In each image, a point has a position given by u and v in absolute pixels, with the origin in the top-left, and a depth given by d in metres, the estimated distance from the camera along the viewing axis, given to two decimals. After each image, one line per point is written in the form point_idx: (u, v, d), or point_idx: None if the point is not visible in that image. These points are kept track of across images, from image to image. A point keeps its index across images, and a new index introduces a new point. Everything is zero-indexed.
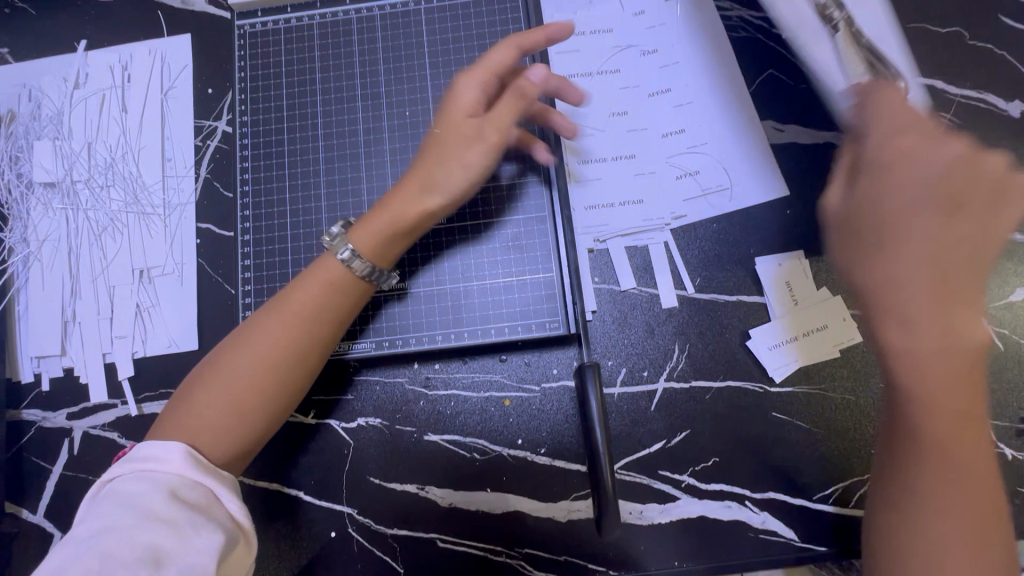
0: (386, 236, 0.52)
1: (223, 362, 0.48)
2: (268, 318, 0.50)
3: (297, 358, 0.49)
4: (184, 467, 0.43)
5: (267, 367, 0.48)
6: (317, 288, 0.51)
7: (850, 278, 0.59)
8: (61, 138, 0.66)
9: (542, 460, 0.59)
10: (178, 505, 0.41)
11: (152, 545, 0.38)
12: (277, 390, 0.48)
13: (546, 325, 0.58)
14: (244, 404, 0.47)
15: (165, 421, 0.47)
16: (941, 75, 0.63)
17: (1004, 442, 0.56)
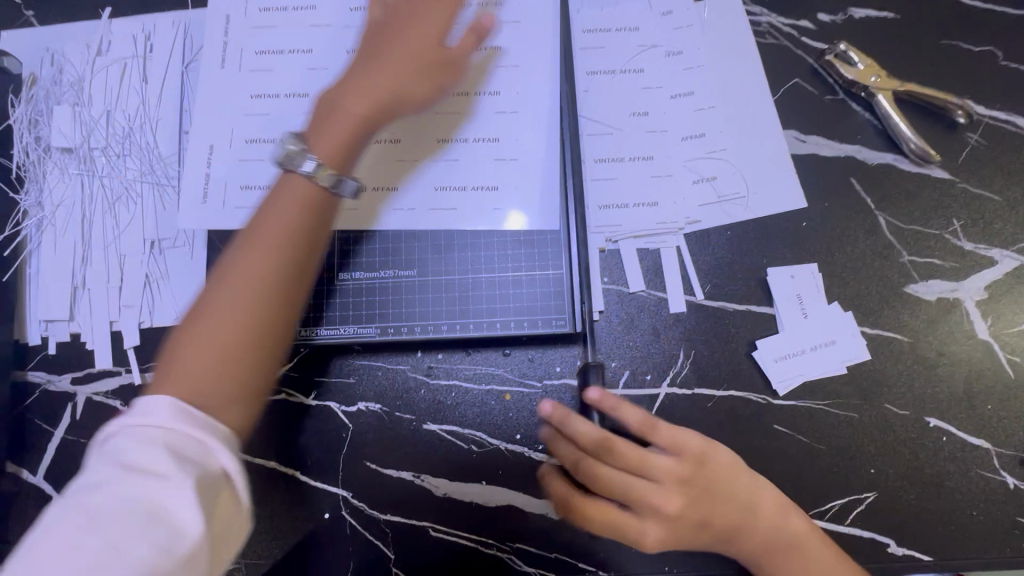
0: (350, 130, 0.51)
1: (216, 294, 0.44)
2: (237, 250, 0.46)
3: (288, 283, 0.45)
4: (171, 419, 0.39)
5: (247, 291, 0.44)
6: (309, 205, 0.48)
7: (860, 295, 0.59)
8: (80, 104, 0.66)
9: (538, 456, 0.58)
10: (174, 462, 0.37)
11: (143, 501, 0.36)
12: (262, 322, 0.44)
13: (553, 323, 0.58)
14: (231, 349, 0.43)
15: (160, 379, 0.42)
16: (971, 93, 0.62)
17: (1008, 471, 0.55)
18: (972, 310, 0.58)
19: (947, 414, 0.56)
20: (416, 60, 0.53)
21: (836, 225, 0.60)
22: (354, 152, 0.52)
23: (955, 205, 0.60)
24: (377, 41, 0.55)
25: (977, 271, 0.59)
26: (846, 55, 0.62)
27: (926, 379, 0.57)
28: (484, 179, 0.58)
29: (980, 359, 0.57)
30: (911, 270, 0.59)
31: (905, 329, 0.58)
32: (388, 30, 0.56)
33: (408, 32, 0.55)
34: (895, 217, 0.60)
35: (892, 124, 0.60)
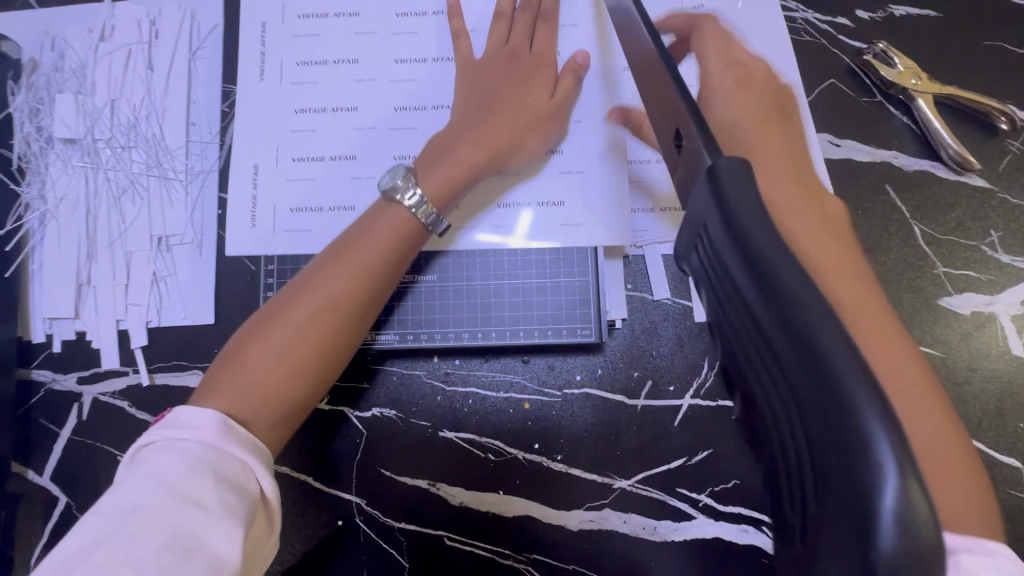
0: (453, 178, 0.53)
1: (297, 310, 0.48)
2: (315, 278, 0.50)
3: (356, 320, 0.50)
4: (216, 439, 0.42)
5: (317, 321, 0.48)
6: (383, 242, 0.51)
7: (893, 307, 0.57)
8: (83, 93, 0.63)
9: (557, 467, 0.57)
10: (219, 487, 0.39)
11: (183, 529, 0.37)
12: (322, 351, 0.48)
13: (575, 331, 0.56)
14: (295, 360, 0.47)
15: (214, 380, 0.46)
16: (1014, 97, 0.59)
17: None
18: (1006, 324, 0.56)
19: (978, 432, 0.55)
20: (522, 119, 0.54)
21: (868, 234, 0.58)
22: (452, 191, 0.53)
23: (994, 215, 0.58)
24: (490, 93, 0.55)
25: (1014, 285, 0.57)
26: (886, 55, 0.59)
27: (959, 396, 0.55)
28: (552, 195, 0.56)
29: (1013, 376, 0.55)
30: (945, 282, 0.57)
31: (938, 344, 0.56)
32: (483, 70, 0.57)
33: (517, 87, 0.56)
34: (931, 227, 0.58)
35: (931, 129, 0.58)
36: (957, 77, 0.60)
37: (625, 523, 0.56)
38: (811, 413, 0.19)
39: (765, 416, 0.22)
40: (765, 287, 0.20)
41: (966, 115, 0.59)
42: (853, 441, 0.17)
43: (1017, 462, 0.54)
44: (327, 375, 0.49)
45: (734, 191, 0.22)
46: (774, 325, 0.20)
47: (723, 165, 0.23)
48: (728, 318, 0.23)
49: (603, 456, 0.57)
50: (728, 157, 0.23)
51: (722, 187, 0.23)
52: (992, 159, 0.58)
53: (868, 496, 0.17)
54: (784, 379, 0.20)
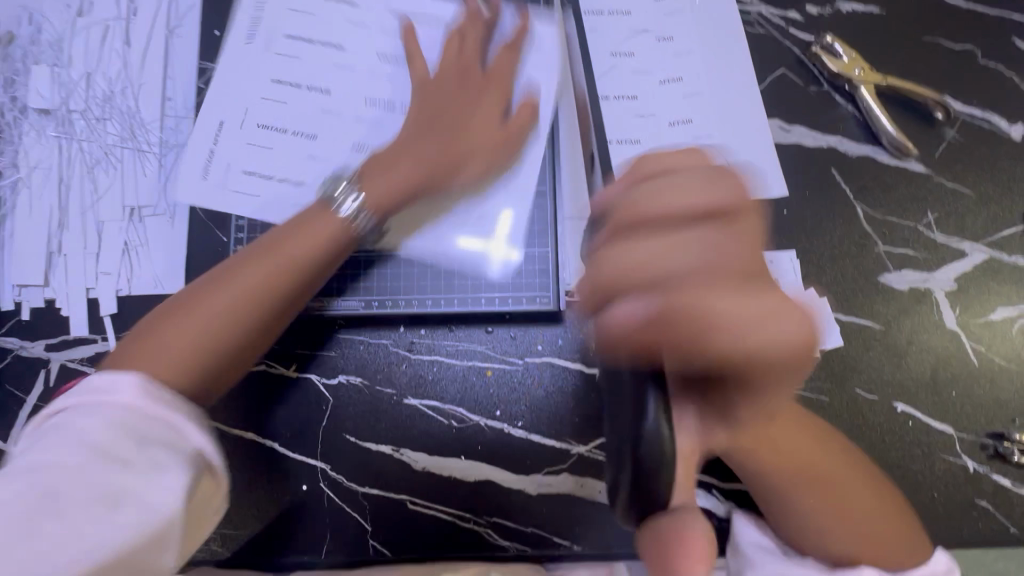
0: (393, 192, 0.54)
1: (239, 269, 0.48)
2: (241, 269, 0.48)
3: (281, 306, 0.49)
4: (138, 399, 0.39)
5: (242, 296, 0.46)
6: (348, 226, 0.52)
7: (838, 283, 0.60)
8: (59, 66, 0.64)
9: (518, 433, 0.59)
10: (149, 447, 0.37)
11: (113, 485, 0.36)
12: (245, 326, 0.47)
13: (536, 300, 0.59)
14: (227, 320, 0.46)
15: (129, 351, 0.44)
16: (951, 87, 0.63)
17: (968, 455, 0.57)
18: (941, 299, 0.60)
19: (914, 400, 0.58)
20: (472, 131, 0.58)
21: (815, 214, 0.61)
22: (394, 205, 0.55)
23: (930, 198, 0.61)
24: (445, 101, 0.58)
25: (948, 263, 0.60)
26: (833, 46, 0.63)
27: (896, 366, 0.59)
28: (524, 158, 0.60)
29: (947, 348, 0.59)
30: (886, 260, 0.60)
31: (878, 317, 0.59)
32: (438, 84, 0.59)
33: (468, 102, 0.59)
34: (873, 208, 0.61)
35: (873, 116, 0.62)
36: (899, 68, 0.64)
37: (581, 487, 0.58)
38: None
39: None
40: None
41: (906, 105, 0.63)
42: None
43: (948, 428, 0.57)
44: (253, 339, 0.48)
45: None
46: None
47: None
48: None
49: (561, 422, 0.59)
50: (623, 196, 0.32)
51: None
52: (930, 145, 0.62)
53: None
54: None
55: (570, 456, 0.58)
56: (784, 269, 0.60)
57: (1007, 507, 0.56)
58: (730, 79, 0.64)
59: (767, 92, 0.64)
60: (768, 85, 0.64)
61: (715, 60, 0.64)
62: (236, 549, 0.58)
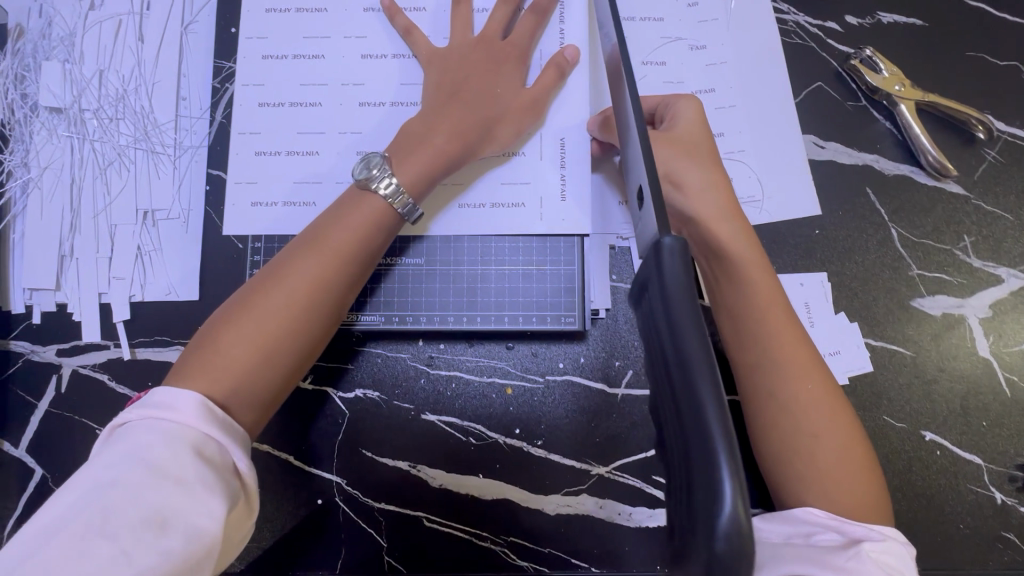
0: (428, 168, 0.52)
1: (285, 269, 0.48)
2: (337, 224, 0.50)
3: (350, 277, 0.49)
4: (191, 418, 0.41)
5: (298, 309, 0.47)
6: (351, 222, 0.50)
7: (868, 306, 0.59)
8: (70, 62, 0.62)
9: (537, 452, 0.58)
10: (197, 462, 0.39)
11: (157, 504, 0.37)
12: (301, 341, 0.47)
13: (560, 319, 0.57)
14: (281, 329, 0.46)
15: (190, 362, 0.45)
16: (994, 106, 0.61)
17: (997, 487, 0.56)
18: (975, 326, 0.58)
19: (943, 429, 0.57)
20: (497, 109, 0.54)
21: (847, 235, 0.60)
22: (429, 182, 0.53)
23: (968, 220, 0.60)
24: (461, 82, 0.55)
25: (984, 289, 0.59)
26: (872, 61, 0.61)
27: (926, 394, 0.57)
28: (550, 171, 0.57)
29: (978, 376, 0.57)
30: (919, 284, 0.59)
31: (909, 343, 0.58)
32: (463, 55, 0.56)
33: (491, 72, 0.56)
34: (907, 230, 0.60)
35: (912, 135, 0.60)
36: (941, 85, 0.61)
37: (600, 508, 0.57)
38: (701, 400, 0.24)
39: (670, 444, 0.28)
40: (679, 353, 0.26)
41: (946, 123, 0.61)
42: (708, 467, 0.23)
43: (977, 459, 0.56)
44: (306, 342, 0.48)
45: (672, 270, 0.28)
46: (679, 379, 0.25)
47: (666, 245, 0.28)
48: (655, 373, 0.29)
49: (582, 442, 0.58)
50: (671, 239, 0.29)
51: (663, 266, 0.28)
52: (969, 166, 0.60)
53: (716, 501, 0.22)
54: (678, 414, 0.25)
55: (591, 477, 0.57)
56: (814, 291, 0.59)
57: None
58: (764, 91, 0.61)
59: (803, 106, 0.62)
60: (804, 99, 0.62)
61: (749, 71, 0.62)
62: (250, 561, 0.57)
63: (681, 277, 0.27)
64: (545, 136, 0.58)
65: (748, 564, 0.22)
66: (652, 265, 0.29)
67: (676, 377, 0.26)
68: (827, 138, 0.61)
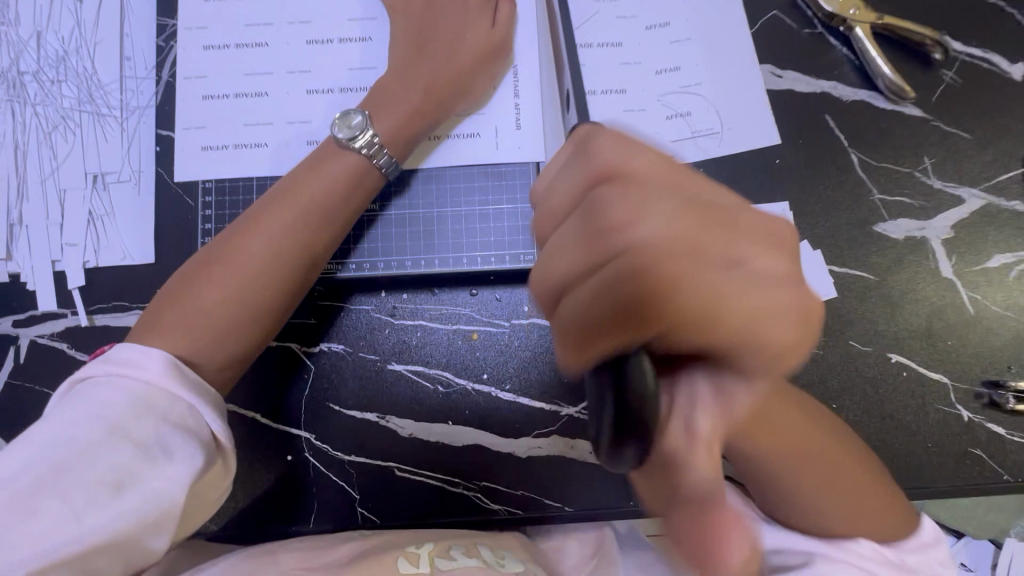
0: (405, 124, 0.52)
1: (257, 223, 0.47)
2: (307, 180, 0.49)
3: (322, 235, 0.49)
4: (160, 378, 0.40)
5: (272, 265, 0.46)
6: (321, 178, 0.49)
7: (831, 234, 0.58)
8: (7, 25, 0.60)
9: (506, 396, 0.57)
10: (163, 428, 0.38)
11: (121, 463, 0.36)
12: (278, 298, 0.47)
13: (519, 257, 0.57)
14: (261, 283, 0.46)
15: (163, 316, 0.44)
16: (950, 25, 0.60)
17: (964, 405, 0.56)
18: (938, 247, 0.58)
19: (909, 351, 0.57)
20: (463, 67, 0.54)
21: (808, 164, 0.59)
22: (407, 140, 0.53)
23: (927, 143, 0.59)
24: (430, 36, 0.54)
25: (946, 210, 0.58)
26: None
27: (892, 317, 0.57)
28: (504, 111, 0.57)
29: (942, 297, 0.57)
30: (881, 209, 0.59)
31: (873, 268, 0.58)
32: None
33: (462, 23, 0.55)
34: (868, 155, 0.59)
35: (868, 58, 0.59)
36: (896, 6, 0.61)
37: (572, 448, 0.57)
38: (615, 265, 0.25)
39: None
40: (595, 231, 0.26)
41: (903, 45, 0.60)
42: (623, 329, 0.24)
43: (944, 378, 0.56)
44: (290, 297, 0.48)
45: None
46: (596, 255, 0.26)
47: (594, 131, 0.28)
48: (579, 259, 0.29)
49: (549, 385, 0.57)
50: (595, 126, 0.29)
51: None
52: (928, 86, 0.60)
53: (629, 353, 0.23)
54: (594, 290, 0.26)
55: (562, 418, 0.57)
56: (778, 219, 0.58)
57: (1000, 454, 0.55)
58: (717, 21, 0.61)
59: (759, 36, 0.61)
60: (759, 27, 0.61)
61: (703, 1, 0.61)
62: (223, 521, 0.57)
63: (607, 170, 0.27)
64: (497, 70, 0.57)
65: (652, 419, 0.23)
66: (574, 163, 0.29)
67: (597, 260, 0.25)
68: (783, 65, 0.60)
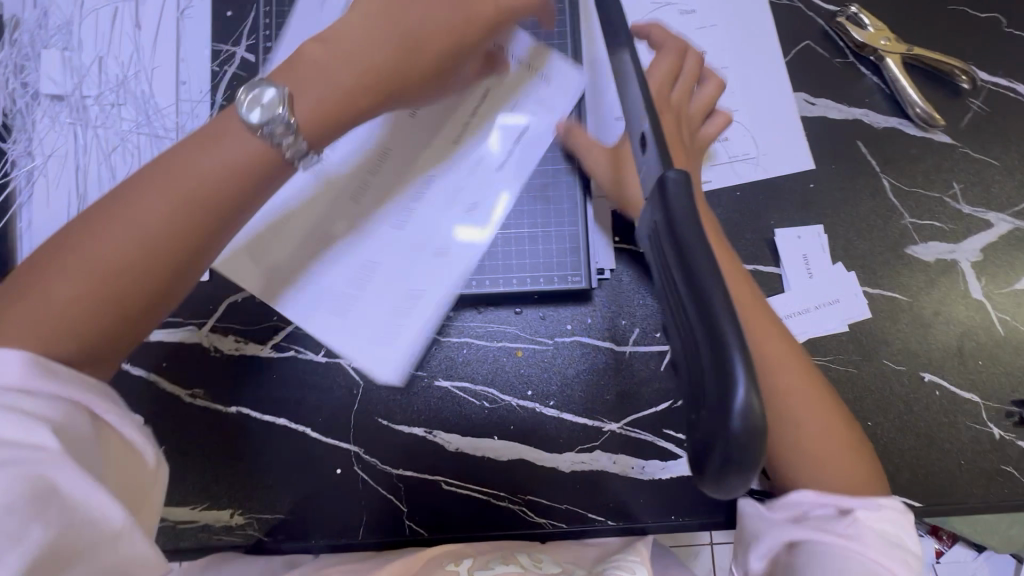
0: (339, 113, 0.45)
1: (138, 208, 0.39)
2: (194, 153, 0.41)
3: (187, 225, 0.40)
4: (25, 377, 0.34)
5: (139, 262, 0.38)
6: (227, 159, 0.41)
7: (864, 256, 0.60)
8: (70, 50, 0.63)
9: (550, 412, 0.59)
10: (8, 426, 0.32)
11: (22, 472, 0.31)
12: (134, 299, 0.38)
13: (568, 279, 0.58)
14: (123, 280, 0.38)
15: (13, 313, 0.36)
16: (976, 56, 0.63)
17: (995, 423, 0.58)
18: (968, 270, 0.60)
19: (941, 370, 0.59)
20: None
21: (841, 189, 0.61)
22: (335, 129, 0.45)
23: (956, 169, 0.61)
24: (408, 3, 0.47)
25: (975, 233, 0.61)
26: (858, 17, 0.63)
27: (924, 338, 0.59)
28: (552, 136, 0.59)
29: (973, 318, 0.59)
30: (912, 232, 0.61)
31: (906, 289, 0.60)
32: None
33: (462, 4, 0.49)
34: (899, 180, 0.61)
35: (899, 88, 0.61)
36: (925, 37, 0.63)
37: (615, 463, 0.59)
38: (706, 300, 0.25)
39: (681, 360, 0.29)
40: (686, 270, 0.26)
41: (932, 74, 0.62)
42: (723, 367, 0.24)
43: (976, 397, 0.58)
44: (153, 299, 0.39)
45: (677, 199, 0.29)
46: (687, 291, 0.26)
47: (670, 180, 0.30)
48: (666, 293, 0.30)
49: (593, 402, 0.59)
50: (676, 173, 0.30)
51: (668, 196, 0.29)
52: (956, 114, 0.62)
53: (732, 394, 0.23)
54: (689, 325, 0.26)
55: (605, 434, 0.59)
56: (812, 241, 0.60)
57: None
58: (754, 50, 0.63)
59: (793, 65, 0.63)
60: (793, 56, 0.63)
61: (739, 31, 0.63)
62: (273, 533, 0.58)
63: (686, 207, 0.29)
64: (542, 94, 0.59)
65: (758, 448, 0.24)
66: (657, 196, 0.30)
67: (685, 293, 0.26)
68: (816, 93, 0.63)
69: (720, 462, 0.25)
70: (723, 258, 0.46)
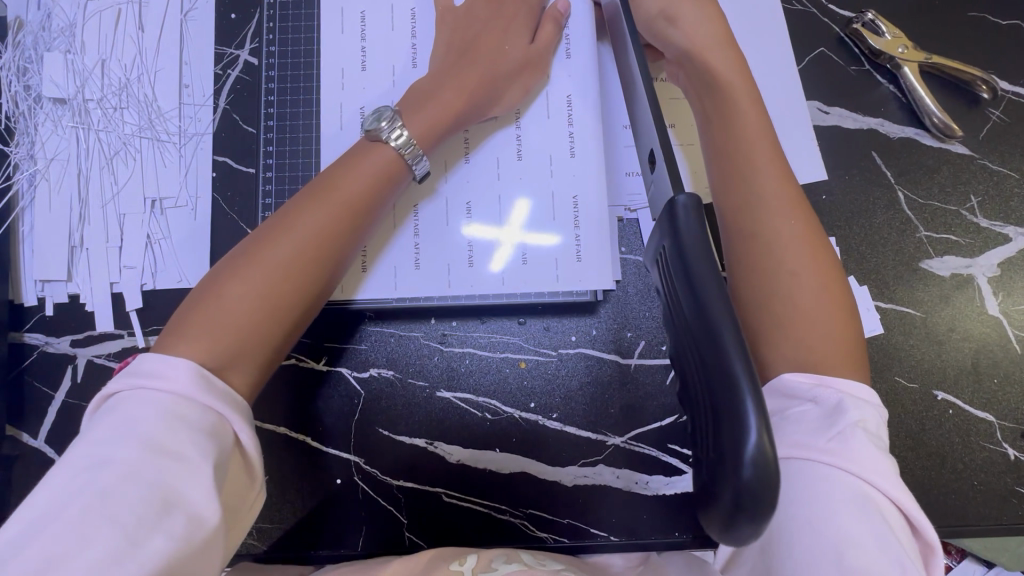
0: (435, 126, 0.51)
1: (291, 220, 0.44)
2: (342, 174, 0.47)
3: (344, 238, 0.46)
4: (188, 387, 0.36)
5: (299, 266, 0.43)
6: (363, 174, 0.47)
7: (876, 270, 0.59)
8: (73, 52, 0.62)
9: (553, 426, 0.58)
10: (197, 436, 0.34)
11: (163, 483, 0.32)
12: (298, 304, 0.43)
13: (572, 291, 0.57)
14: (287, 283, 0.42)
15: (190, 320, 0.40)
16: (996, 64, 0.61)
17: (1010, 443, 0.56)
18: (984, 285, 0.58)
19: (955, 388, 0.57)
20: (504, 68, 0.55)
21: (854, 200, 0.60)
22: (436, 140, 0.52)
23: (974, 181, 0.60)
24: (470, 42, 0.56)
25: (993, 247, 0.59)
26: (874, 24, 0.61)
27: (937, 355, 0.58)
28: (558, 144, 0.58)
29: (988, 334, 0.58)
30: (927, 246, 0.59)
31: (919, 305, 0.58)
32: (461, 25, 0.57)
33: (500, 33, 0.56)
34: (914, 192, 0.60)
35: (916, 97, 0.60)
36: (943, 45, 0.61)
37: (618, 478, 0.58)
38: (721, 337, 0.24)
39: (694, 393, 0.28)
40: (698, 305, 0.26)
41: (951, 82, 0.61)
42: (734, 409, 0.23)
43: (991, 416, 0.57)
44: (308, 303, 0.44)
45: (689, 226, 0.28)
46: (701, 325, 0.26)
47: (680, 203, 0.29)
48: (677, 321, 0.29)
49: (596, 415, 0.58)
50: (685, 197, 0.29)
51: (680, 223, 0.29)
52: (974, 125, 0.60)
53: (744, 440, 0.23)
54: (703, 361, 0.26)
55: (608, 448, 0.58)
56: None
57: None
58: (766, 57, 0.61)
59: (806, 73, 0.62)
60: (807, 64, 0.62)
61: (752, 37, 0.61)
62: (273, 543, 0.58)
63: (698, 232, 0.28)
64: (549, 101, 0.58)
65: (772, 494, 0.23)
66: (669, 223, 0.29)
67: (698, 325, 0.26)
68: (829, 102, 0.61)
69: (731, 506, 0.24)
70: (746, 139, 0.46)
